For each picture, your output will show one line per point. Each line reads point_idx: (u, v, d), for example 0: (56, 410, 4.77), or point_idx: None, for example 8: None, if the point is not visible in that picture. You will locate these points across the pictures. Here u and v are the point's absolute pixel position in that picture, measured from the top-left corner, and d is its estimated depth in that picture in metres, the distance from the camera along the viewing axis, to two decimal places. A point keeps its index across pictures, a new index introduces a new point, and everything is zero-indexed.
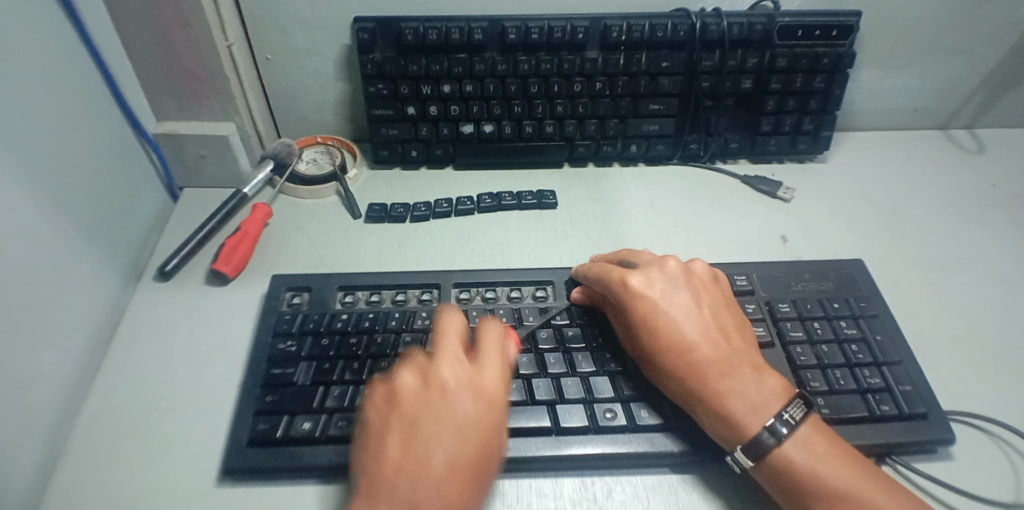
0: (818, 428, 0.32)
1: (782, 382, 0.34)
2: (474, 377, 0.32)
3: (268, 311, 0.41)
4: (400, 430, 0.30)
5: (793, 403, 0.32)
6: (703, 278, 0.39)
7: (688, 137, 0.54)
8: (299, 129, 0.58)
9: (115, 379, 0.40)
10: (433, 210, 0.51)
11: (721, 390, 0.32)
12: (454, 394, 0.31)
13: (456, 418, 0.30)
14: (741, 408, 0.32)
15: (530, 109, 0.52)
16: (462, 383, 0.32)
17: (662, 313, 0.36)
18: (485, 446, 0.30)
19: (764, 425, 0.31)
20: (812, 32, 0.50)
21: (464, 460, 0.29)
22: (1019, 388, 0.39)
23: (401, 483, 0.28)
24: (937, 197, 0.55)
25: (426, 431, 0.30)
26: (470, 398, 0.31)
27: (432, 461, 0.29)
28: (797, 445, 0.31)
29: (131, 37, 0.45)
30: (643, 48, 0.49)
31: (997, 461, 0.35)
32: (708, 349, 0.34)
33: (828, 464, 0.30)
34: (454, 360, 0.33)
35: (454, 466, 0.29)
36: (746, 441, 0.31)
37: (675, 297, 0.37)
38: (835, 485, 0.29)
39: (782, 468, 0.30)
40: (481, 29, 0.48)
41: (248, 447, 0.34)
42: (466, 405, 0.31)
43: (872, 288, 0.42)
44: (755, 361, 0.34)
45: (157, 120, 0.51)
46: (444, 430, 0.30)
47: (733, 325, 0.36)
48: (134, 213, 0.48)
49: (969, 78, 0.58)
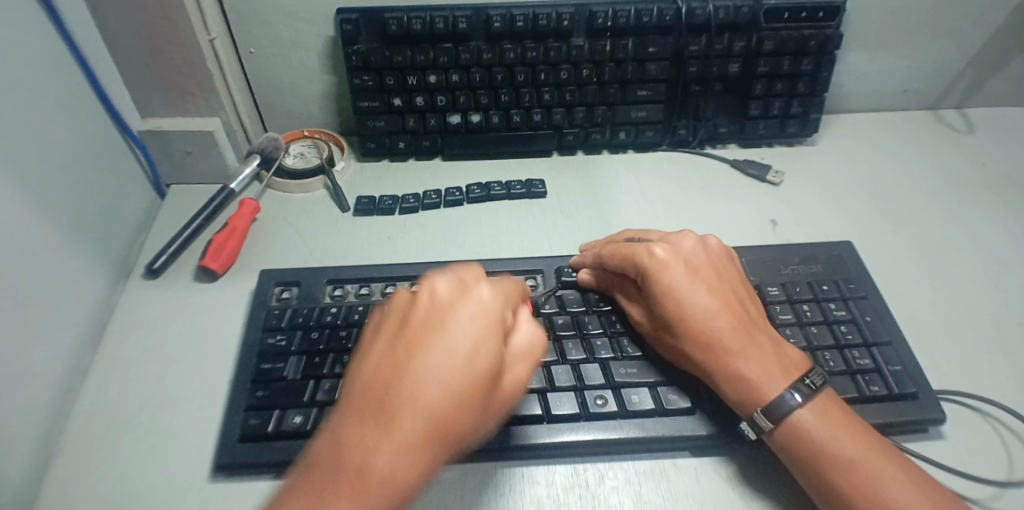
0: (835, 401, 0.32)
1: (799, 355, 0.34)
2: (465, 289, 0.29)
3: (258, 306, 0.41)
4: (385, 341, 0.28)
5: (815, 371, 0.32)
6: (719, 253, 0.39)
7: (676, 122, 0.54)
8: (286, 123, 0.58)
9: (107, 378, 0.40)
10: (423, 202, 0.51)
11: (743, 354, 0.33)
12: (440, 302, 0.28)
13: (443, 322, 0.27)
14: (761, 372, 0.32)
15: (517, 98, 0.52)
16: (454, 293, 0.29)
17: (686, 285, 0.35)
18: (477, 354, 0.26)
19: (789, 387, 0.31)
20: (799, 14, 0.49)
21: (450, 367, 0.26)
22: (1008, 366, 0.39)
23: (378, 388, 0.26)
24: (926, 177, 0.55)
25: (410, 337, 0.27)
26: (460, 305, 0.28)
27: (415, 365, 0.26)
28: (811, 414, 0.31)
29: (113, 32, 0.44)
30: (630, 33, 0.49)
31: (988, 440, 0.35)
32: (730, 318, 0.34)
33: (841, 435, 0.30)
34: (447, 276, 0.30)
35: (438, 371, 0.26)
36: (765, 406, 0.31)
37: (698, 270, 0.36)
38: (843, 454, 0.29)
39: (792, 435, 0.31)
40: (465, 17, 0.47)
41: (241, 442, 0.34)
42: (454, 312, 0.28)
43: (861, 269, 0.42)
44: (772, 333, 0.35)
45: (142, 117, 0.51)
46: (428, 336, 0.27)
47: (747, 297, 0.37)
48: (121, 211, 0.47)
49: (958, 57, 0.58)
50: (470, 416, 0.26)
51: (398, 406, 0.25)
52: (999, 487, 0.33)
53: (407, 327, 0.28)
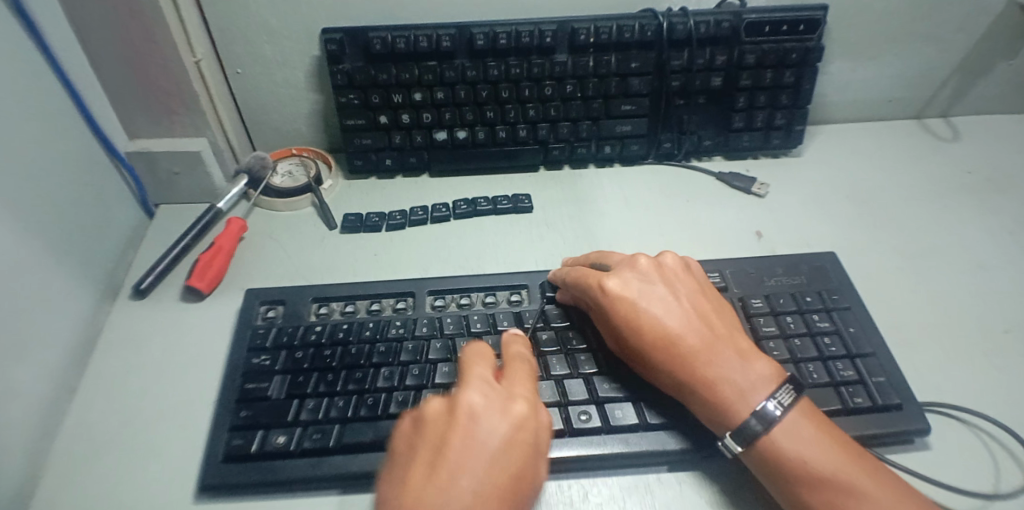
0: (807, 411, 0.32)
1: (772, 365, 0.33)
2: (504, 400, 0.29)
3: (243, 325, 0.41)
4: (426, 465, 0.27)
5: (782, 388, 0.32)
6: (675, 269, 0.39)
7: (661, 136, 0.54)
8: (275, 141, 0.58)
9: (92, 399, 0.40)
10: (410, 218, 0.51)
11: (711, 376, 0.32)
12: (484, 421, 0.28)
13: (488, 445, 0.27)
14: (729, 393, 0.32)
15: (502, 114, 0.52)
16: (495, 409, 0.29)
17: (643, 312, 0.35)
18: (518, 480, 0.27)
19: (753, 412, 0.31)
20: (779, 28, 0.50)
21: (495, 494, 0.26)
22: (995, 376, 0.39)
23: None
24: (912, 186, 0.55)
25: (453, 461, 0.27)
26: (503, 424, 0.28)
27: (462, 494, 0.26)
28: (784, 430, 0.31)
29: (99, 56, 0.45)
30: (612, 49, 0.49)
31: (976, 452, 0.35)
32: (693, 340, 0.34)
33: (815, 448, 0.30)
34: (485, 386, 0.30)
35: (485, 500, 0.26)
36: (734, 428, 0.31)
37: (651, 294, 0.36)
38: (819, 469, 0.29)
39: (767, 452, 0.30)
40: (449, 36, 0.48)
41: (224, 462, 0.34)
42: (499, 434, 0.28)
43: (845, 280, 0.42)
44: (740, 344, 0.34)
45: (131, 137, 0.51)
46: (472, 461, 0.27)
47: (711, 309, 0.36)
48: (109, 231, 0.48)
49: (942, 66, 0.58)
50: None
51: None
52: (987, 500, 0.32)
53: (450, 449, 0.27)
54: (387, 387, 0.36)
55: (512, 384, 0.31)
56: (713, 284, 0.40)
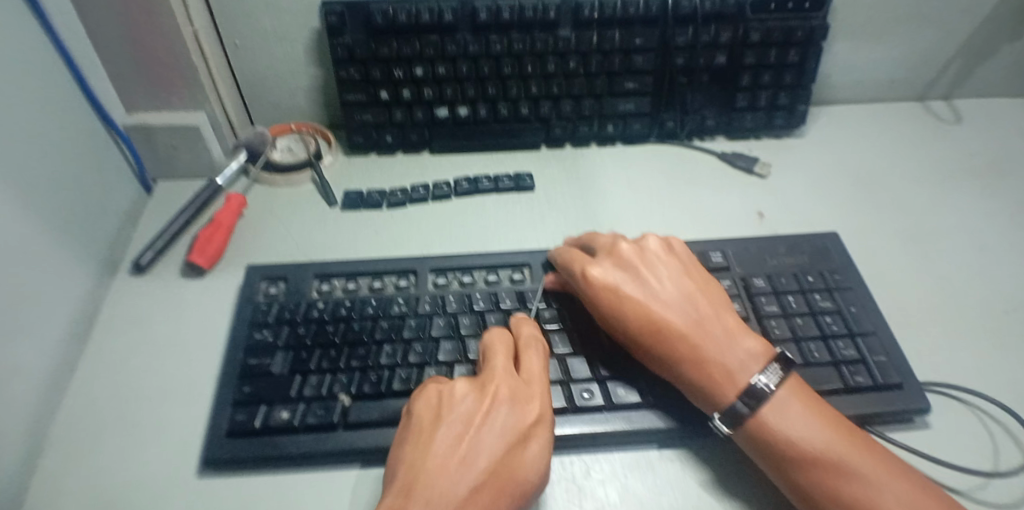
0: (796, 388, 0.32)
1: (761, 343, 0.34)
2: (526, 392, 0.32)
3: (245, 302, 0.40)
4: (447, 436, 0.29)
5: (770, 367, 0.32)
6: (657, 252, 0.39)
7: (664, 114, 0.54)
8: (273, 116, 0.57)
9: (94, 373, 0.40)
10: (410, 196, 0.51)
11: (696, 359, 0.33)
12: (506, 407, 0.30)
13: (507, 429, 0.30)
14: (717, 375, 0.32)
15: (504, 90, 0.51)
16: (518, 400, 0.31)
17: (626, 299, 0.36)
18: (531, 466, 0.29)
19: (740, 394, 0.31)
20: (786, 5, 0.49)
21: (511, 475, 0.28)
22: (991, 356, 0.40)
23: (444, 490, 0.27)
24: (913, 168, 0.55)
25: (475, 439, 0.29)
26: (523, 415, 0.30)
27: (480, 469, 0.28)
28: (773, 409, 0.31)
29: (96, 27, 0.43)
30: (616, 25, 0.49)
31: (974, 432, 0.36)
32: (678, 324, 0.34)
33: (806, 424, 0.30)
34: (509, 378, 0.32)
35: (500, 478, 0.28)
36: (722, 409, 0.32)
37: (634, 281, 0.37)
38: (809, 445, 0.29)
39: (758, 430, 0.31)
40: (451, 9, 0.47)
41: (228, 437, 0.34)
42: (519, 420, 0.30)
43: (847, 260, 0.42)
44: (726, 323, 0.34)
45: (128, 111, 0.50)
46: (493, 441, 0.29)
47: (697, 290, 0.36)
48: (107, 206, 0.47)
49: (948, 47, 0.58)
50: None
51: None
52: (984, 478, 0.33)
53: (473, 428, 0.29)
54: (390, 364, 0.37)
55: (533, 377, 0.33)
56: (699, 262, 0.40)
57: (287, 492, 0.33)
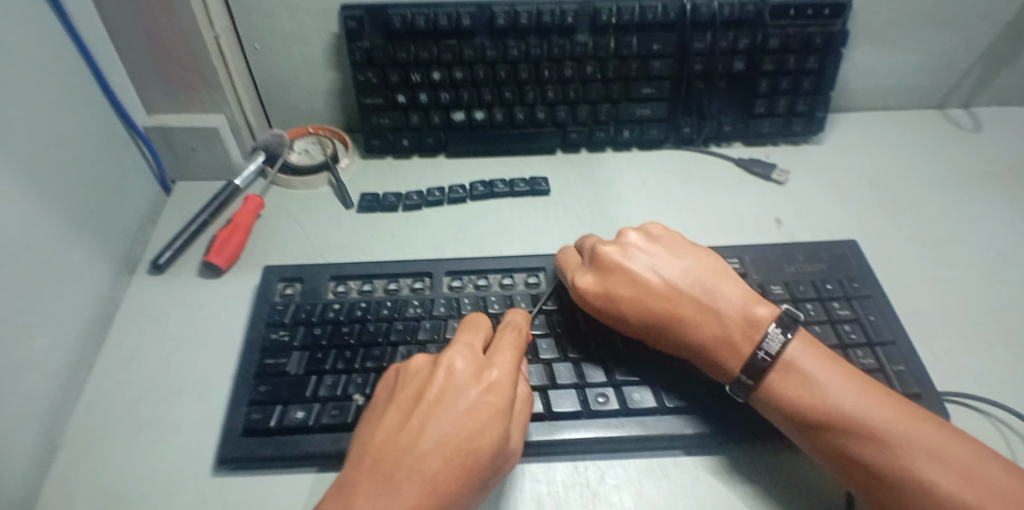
0: (814, 352, 0.32)
1: (767, 308, 0.33)
2: (482, 367, 0.31)
3: (261, 301, 0.41)
4: (397, 411, 0.30)
5: (771, 336, 0.32)
6: (637, 245, 0.38)
7: (680, 120, 0.54)
8: (290, 119, 0.58)
9: (111, 370, 0.40)
10: (426, 198, 0.51)
11: (703, 339, 0.33)
12: (457, 380, 0.30)
13: (457, 401, 0.29)
14: (724, 353, 0.33)
15: (521, 95, 0.52)
16: (469, 373, 0.30)
17: (619, 300, 0.36)
18: (482, 436, 0.28)
19: (744, 368, 0.32)
20: (805, 12, 0.49)
21: (457, 446, 0.28)
22: (1014, 367, 0.39)
23: (386, 461, 0.27)
24: (933, 176, 0.54)
25: (424, 412, 0.29)
26: (474, 386, 0.30)
27: (423, 440, 0.28)
28: (780, 373, 0.31)
29: (118, 29, 0.44)
30: (634, 30, 0.49)
31: (997, 444, 0.35)
32: (675, 309, 0.34)
33: (817, 387, 0.30)
34: (466, 351, 0.32)
35: (445, 448, 0.28)
36: (732, 380, 0.32)
37: (622, 276, 0.36)
38: (835, 406, 0.29)
39: (771, 399, 0.31)
40: (469, 14, 0.47)
41: (243, 436, 0.34)
42: (470, 393, 0.29)
43: (866, 268, 0.42)
44: (723, 295, 0.34)
45: (148, 112, 0.51)
46: (441, 414, 0.29)
47: (689, 265, 0.36)
48: (127, 207, 0.48)
49: (969, 54, 0.57)
50: (474, 491, 0.28)
51: (406, 478, 0.26)
52: None
53: (423, 401, 0.29)
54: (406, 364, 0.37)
55: (496, 351, 0.32)
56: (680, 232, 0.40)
57: (300, 492, 0.33)
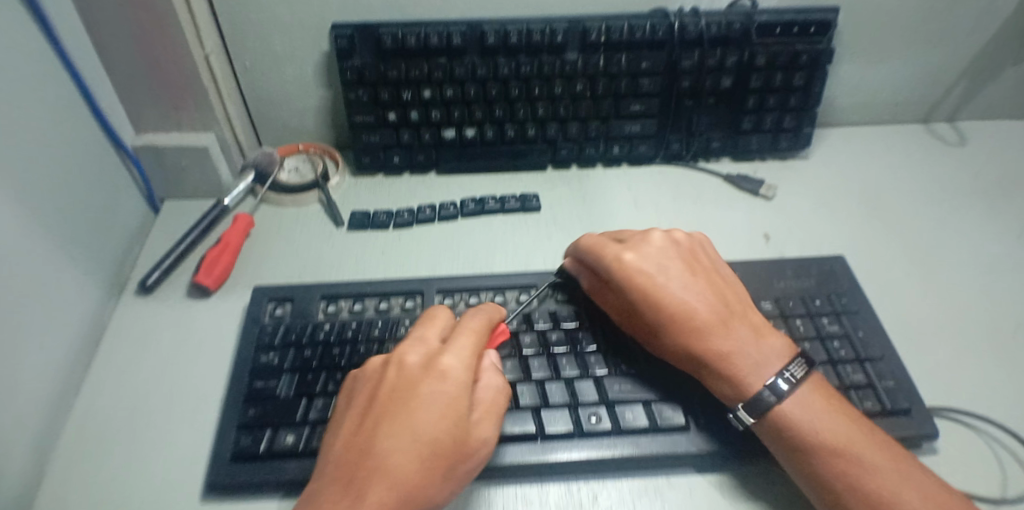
0: (819, 390, 0.33)
1: (784, 344, 0.35)
2: (435, 356, 0.31)
3: (251, 323, 0.40)
4: (356, 413, 0.30)
5: (795, 363, 0.33)
6: (688, 250, 0.40)
7: (669, 136, 0.54)
8: (281, 137, 0.58)
9: (98, 393, 0.40)
10: (417, 216, 0.51)
11: (725, 349, 0.34)
12: (410, 372, 0.30)
13: (411, 392, 0.29)
14: (742, 366, 0.33)
15: (511, 112, 0.52)
16: (422, 364, 0.30)
17: (658, 286, 0.37)
18: (438, 423, 0.28)
19: (766, 385, 0.32)
20: (790, 30, 0.50)
21: (414, 435, 0.27)
22: (1001, 380, 0.39)
23: (348, 465, 0.27)
24: (919, 190, 0.55)
25: (380, 409, 0.29)
26: (427, 376, 0.30)
27: (381, 435, 0.28)
28: (795, 403, 0.32)
29: (107, 49, 0.44)
30: (623, 48, 0.49)
31: (986, 459, 0.35)
32: (705, 315, 0.35)
33: (815, 420, 0.31)
34: (418, 344, 0.32)
35: (402, 441, 0.27)
36: (747, 401, 0.33)
37: (669, 269, 0.38)
38: (829, 439, 0.30)
39: (770, 424, 0.32)
40: (459, 33, 0.47)
41: (232, 462, 0.34)
42: (422, 382, 0.29)
43: (854, 283, 0.42)
44: (752, 321, 0.36)
45: (137, 131, 0.51)
46: (397, 408, 0.29)
47: (724, 286, 0.38)
48: (115, 226, 0.47)
49: (951, 69, 0.58)
50: (441, 481, 0.27)
51: (366, 476, 0.26)
52: (997, 506, 0.32)
53: (379, 398, 0.29)
54: None
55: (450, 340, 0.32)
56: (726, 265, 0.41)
57: None
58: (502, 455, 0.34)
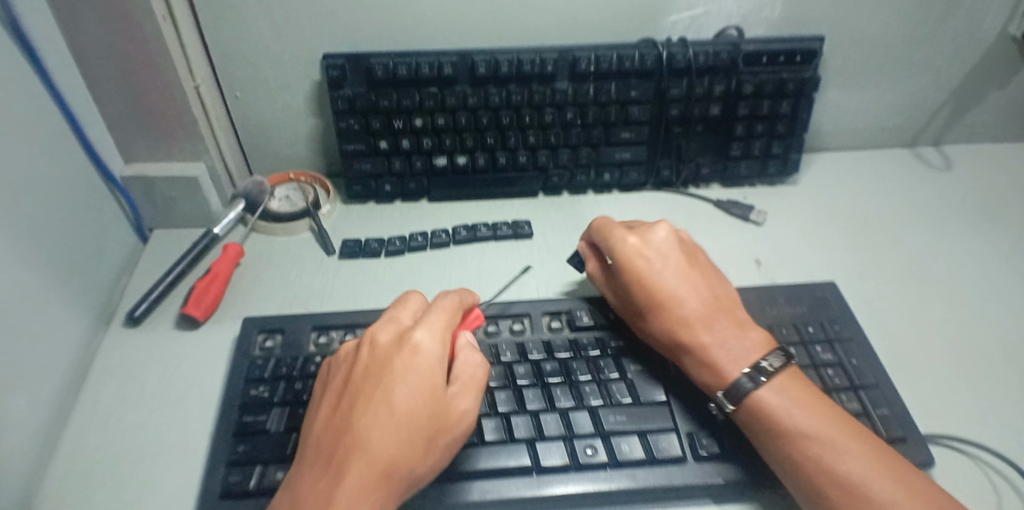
0: (790, 379, 0.34)
1: (763, 336, 0.37)
2: (406, 333, 0.32)
3: (240, 356, 0.40)
4: (334, 395, 0.31)
5: (773, 354, 0.35)
6: (687, 246, 0.42)
7: (660, 162, 0.55)
8: (272, 165, 0.58)
9: (80, 431, 0.38)
10: (409, 244, 0.51)
11: (707, 340, 0.36)
12: (381, 352, 0.31)
13: (383, 370, 0.30)
14: (720, 356, 0.35)
15: (502, 140, 0.52)
16: (392, 343, 0.31)
17: (655, 273, 0.39)
18: (411, 398, 0.29)
19: (744, 372, 0.34)
20: (776, 58, 0.51)
21: (388, 411, 0.29)
22: (995, 406, 0.39)
23: (326, 444, 0.28)
24: (906, 213, 0.56)
25: (354, 389, 0.30)
26: (398, 354, 0.31)
27: (356, 413, 0.29)
28: (769, 390, 0.33)
29: (98, 81, 0.44)
30: (613, 77, 0.50)
31: (984, 486, 0.35)
32: (692, 306, 0.37)
33: (782, 406, 0.33)
34: (389, 326, 0.33)
35: (376, 417, 0.29)
36: (726, 388, 0.34)
37: (668, 258, 0.40)
38: (795, 424, 0.32)
39: (743, 409, 0.33)
40: (450, 63, 0.48)
41: (220, 500, 0.33)
42: (393, 359, 0.30)
43: (846, 310, 0.42)
44: (736, 316, 0.38)
45: (126, 161, 0.50)
46: (370, 387, 0.30)
47: (716, 283, 0.40)
48: (102, 257, 0.47)
49: (933, 96, 0.60)
50: (419, 453, 0.28)
51: (343, 453, 0.28)
52: None
53: (353, 378, 0.31)
54: None
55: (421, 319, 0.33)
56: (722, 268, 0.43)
57: None
58: (496, 490, 0.33)
